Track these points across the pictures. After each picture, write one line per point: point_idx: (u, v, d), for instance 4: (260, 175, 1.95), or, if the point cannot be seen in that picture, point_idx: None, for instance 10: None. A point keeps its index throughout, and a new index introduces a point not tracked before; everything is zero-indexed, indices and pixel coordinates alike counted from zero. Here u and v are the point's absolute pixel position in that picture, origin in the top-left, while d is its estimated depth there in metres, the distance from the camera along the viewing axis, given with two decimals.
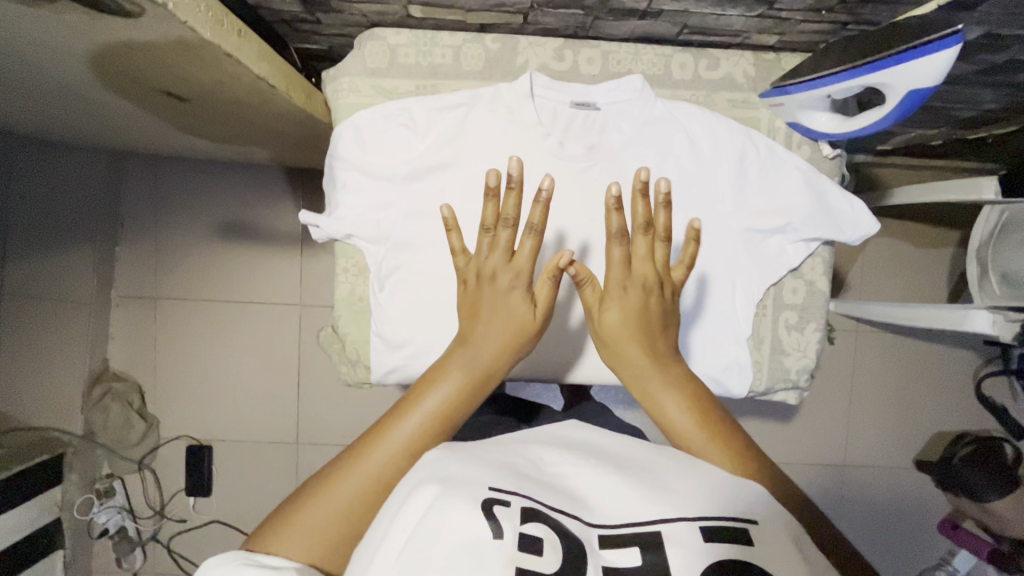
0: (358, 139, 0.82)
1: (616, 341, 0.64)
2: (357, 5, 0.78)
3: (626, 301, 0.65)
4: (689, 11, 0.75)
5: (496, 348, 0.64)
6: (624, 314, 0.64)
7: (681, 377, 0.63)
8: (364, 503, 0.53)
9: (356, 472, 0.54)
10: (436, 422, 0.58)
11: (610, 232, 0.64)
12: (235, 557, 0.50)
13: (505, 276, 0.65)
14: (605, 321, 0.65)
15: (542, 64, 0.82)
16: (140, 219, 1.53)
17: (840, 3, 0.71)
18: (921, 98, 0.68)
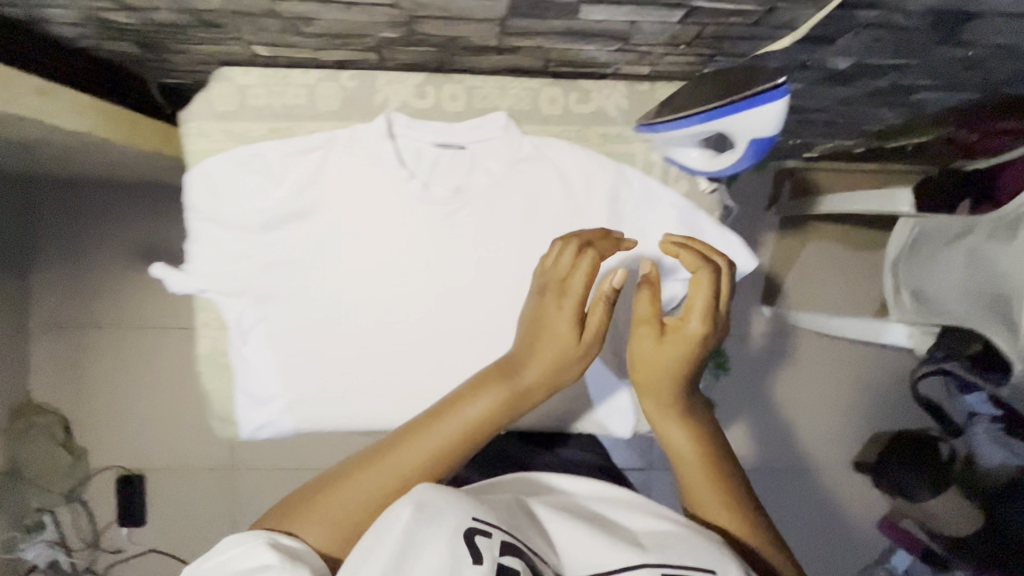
0: (208, 188, 0.77)
1: (652, 382, 0.64)
2: (195, 46, 0.73)
3: (680, 344, 0.63)
4: (545, 47, 0.71)
5: (542, 371, 0.61)
6: (675, 359, 0.63)
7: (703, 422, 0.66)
8: (387, 498, 0.56)
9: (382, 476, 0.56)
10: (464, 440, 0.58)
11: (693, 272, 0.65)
12: (253, 536, 0.51)
13: (562, 298, 0.63)
14: (654, 356, 0.64)
15: (403, 102, 0.78)
16: (54, 247, 1.47)
17: (696, 38, 0.67)
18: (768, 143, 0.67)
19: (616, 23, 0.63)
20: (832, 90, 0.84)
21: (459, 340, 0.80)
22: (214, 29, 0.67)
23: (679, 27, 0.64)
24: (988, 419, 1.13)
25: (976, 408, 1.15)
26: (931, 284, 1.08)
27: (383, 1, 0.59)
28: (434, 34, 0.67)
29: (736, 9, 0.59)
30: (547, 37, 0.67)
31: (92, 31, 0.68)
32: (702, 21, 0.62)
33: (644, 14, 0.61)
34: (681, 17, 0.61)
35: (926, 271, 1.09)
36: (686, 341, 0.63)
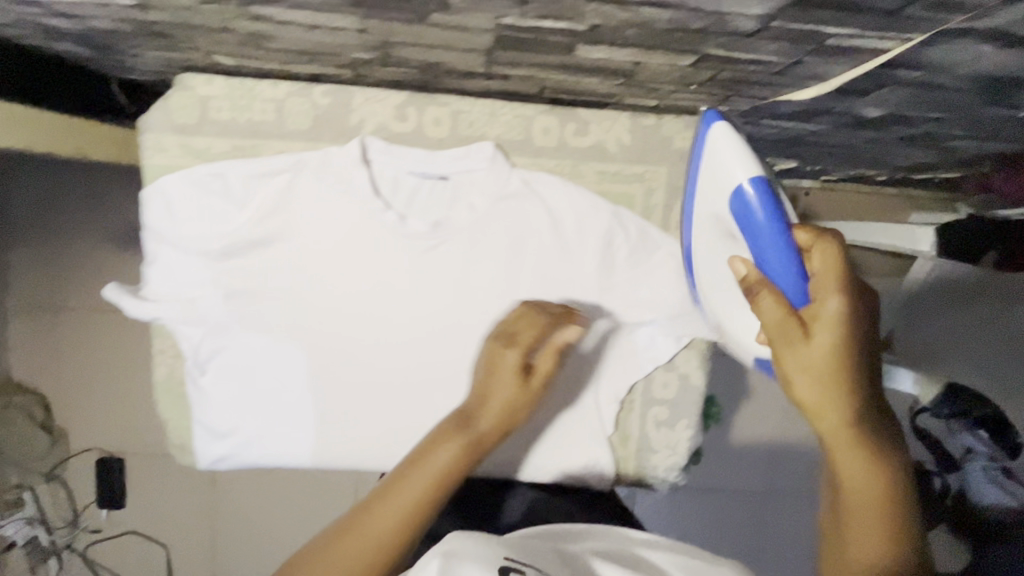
0: (166, 207, 0.71)
1: (809, 404, 0.52)
2: (150, 52, 0.65)
3: (824, 347, 0.50)
4: (539, 76, 0.62)
5: (501, 413, 0.64)
6: (825, 371, 0.50)
7: (869, 437, 0.52)
8: (380, 553, 0.54)
9: (364, 552, 0.53)
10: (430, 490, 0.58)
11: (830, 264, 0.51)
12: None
13: (512, 351, 0.65)
14: (800, 364, 0.50)
15: (380, 124, 0.70)
16: (33, 224, 1.42)
17: (709, 81, 0.59)
18: (781, 217, 0.54)
19: (618, 62, 0.55)
20: (859, 133, 0.75)
21: (430, 386, 0.75)
22: (163, 38, 0.59)
23: (690, 71, 0.56)
24: (987, 458, 0.96)
25: (975, 446, 0.97)
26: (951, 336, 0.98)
27: (349, 27, 0.51)
28: (413, 58, 0.59)
29: (757, 57, 0.50)
30: (541, 69, 0.59)
31: (30, 32, 0.61)
32: (718, 67, 0.54)
33: (648, 57, 0.53)
34: (691, 61, 0.53)
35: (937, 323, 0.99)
36: (838, 331, 0.49)
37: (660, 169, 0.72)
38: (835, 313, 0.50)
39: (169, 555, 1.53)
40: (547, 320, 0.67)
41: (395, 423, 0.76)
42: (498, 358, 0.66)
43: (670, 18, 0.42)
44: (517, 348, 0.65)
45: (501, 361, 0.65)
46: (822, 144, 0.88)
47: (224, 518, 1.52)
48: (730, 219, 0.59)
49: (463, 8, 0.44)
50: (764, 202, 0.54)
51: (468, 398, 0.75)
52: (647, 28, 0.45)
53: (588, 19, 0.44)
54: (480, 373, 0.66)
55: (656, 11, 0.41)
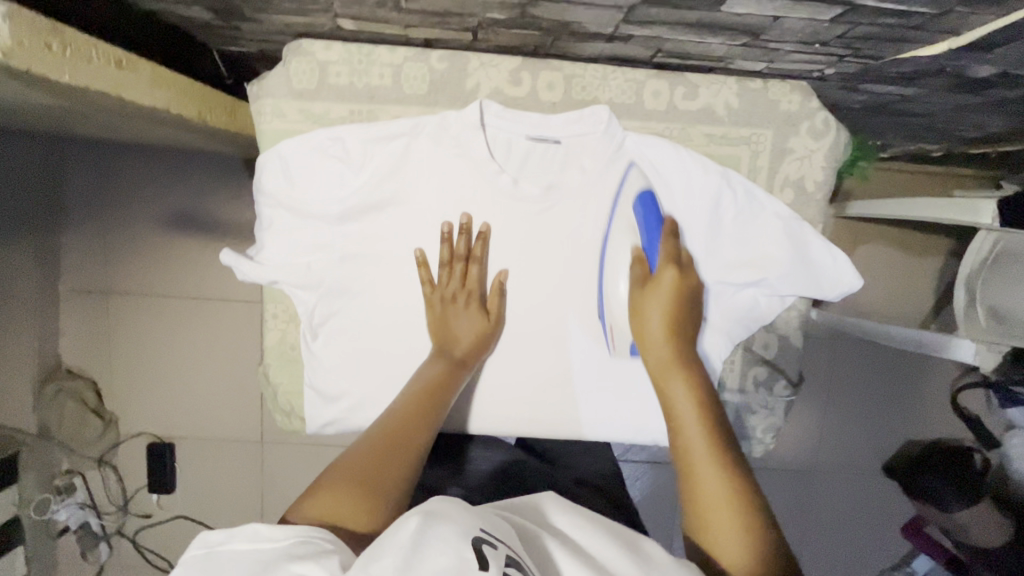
0: (284, 172, 0.72)
1: (647, 340, 0.69)
2: (277, 17, 0.66)
3: (663, 291, 0.69)
4: (664, 37, 0.64)
5: (468, 339, 0.72)
6: (663, 313, 0.69)
7: (704, 389, 0.64)
8: (381, 453, 0.55)
9: (385, 442, 0.56)
10: (423, 402, 0.63)
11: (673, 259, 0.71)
12: (280, 531, 0.44)
13: (461, 296, 0.73)
14: (644, 309, 0.69)
15: (495, 88, 0.72)
16: (87, 209, 1.42)
17: (837, 38, 0.60)
18: (660, 224, 0.72)
19: (758, 18, 0.57)
20: (953, 97, 0.77)
21: (539, 347, 0.77)
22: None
23: (826, 26, 0.57)
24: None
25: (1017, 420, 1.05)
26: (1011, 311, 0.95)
27: None
28: (548, 18, 0.61)
29: (903, 9, 0.52)
30: (673, 28, 0.61)
31: None
32: (858, 20, 0.55)
33: (792, 10, 0.54)
34: (834, 15, 0.55)
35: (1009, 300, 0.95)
36: (667, 295, 0.69)
37: (766, 132, 0.74)
38: (670, 282, 0.69)
39: None
40: (481, 267, 0.74)
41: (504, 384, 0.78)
42: (436, 302, 0.73)
43: None
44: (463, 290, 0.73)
45: (454, 304, 0.73)
46: (901, 112, 0.90)
47: (275, 503, 1.49)
48: (627, 220, 0.72)
49: None
50: (648, 210, 0.72)
51: (577, 358, 0.77)
52: None
53: None
54: (436, 315, 0.73)
55: None
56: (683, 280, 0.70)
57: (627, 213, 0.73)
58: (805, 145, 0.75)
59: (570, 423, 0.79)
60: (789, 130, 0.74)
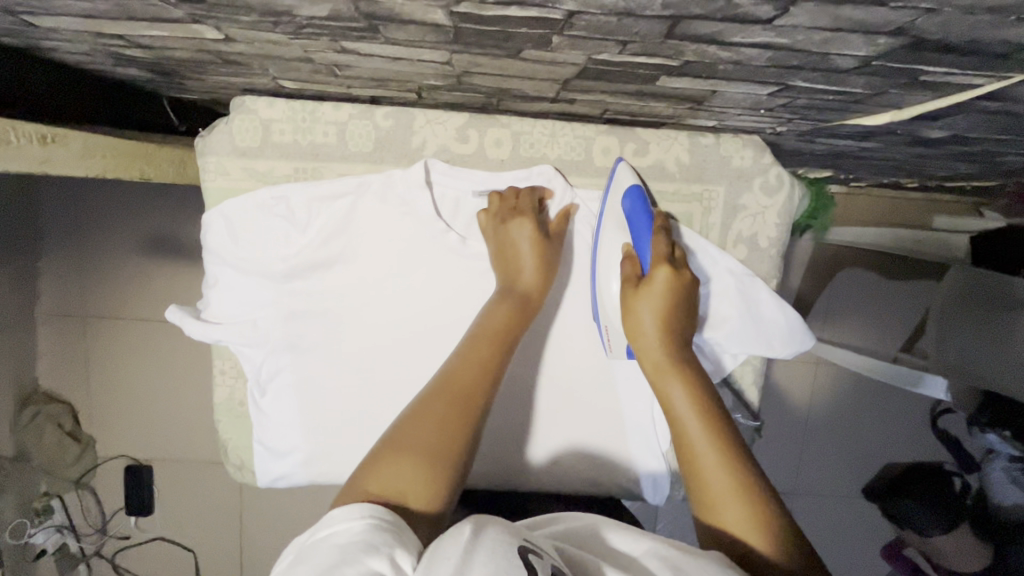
0: (228, 231, 0.72)
1: (641, 342, 0.65)
2: (217, 78, 0.65)
3: (655, 294, 0.65)
4: (607, 101, 0.63)
5: (536, 272, 0.69)
6: (656, 314, 0.65)
7: (701, 385, 0.61)
8: (428, 420, 0.55)
9: (434, 404, 0.57)
10: (489, 348, 0.63)
11: (662, 253, 0.67)
12: (360, 511, 0.45)
13: (513, 223, 0.69)
14: (635, 308, 0.66)
15: (442, 145, 0.71)
16: (63, 229, 1.36)
17: (781, 106, 0.59)
18: (650, 215, 0.69)
19: (695, 91, 0.55)
20: (915, 150, 0.75)
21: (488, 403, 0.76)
22: (236, 66, 0.59)
23: (766, 98, 0.56)
24: (1008, 458, 1.04)
25: (994, 446, 1.05)
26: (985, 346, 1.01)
27: (435, 59, 0.51)
28: (487, 86, 0.60)
29: (838, 90, 0.51)
30: (612, 95, 0.59)
31: (101, 58, 0.61)
32: (795, 95, 0.54)
33: (727, 86, 0.53)
34: (771, 90, 0.53)
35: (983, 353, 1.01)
36: (664, 295, 0.65)
37: (718, 188, 0.73)
38: (664, 279, 0.65)
39: (196, 561, 1.46)
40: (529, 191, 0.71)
41: None
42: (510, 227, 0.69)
43: (773, 56, 0.42)
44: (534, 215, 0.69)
45: (519, 230, 0.69)
46: (869, 158, 0.88)
47: (254, 530, 1.44)
48: (617, 218, 0.70)
49: (561, 45, 0.44)
50: (636, 207, 0.69)
51: (528, 413, 0.76)
52: (739, 64, 0.45)
53: (685, 56, 0.44)
54: (502, 240, 0.70)
55: (757, 51, 0.42)
56: (678, 278, 0.66)
57: (616, 208, 0.70)
58: (757, 201, 0.74)
59: (524, 479, 0.77)
60: (741, 187, 0.73)
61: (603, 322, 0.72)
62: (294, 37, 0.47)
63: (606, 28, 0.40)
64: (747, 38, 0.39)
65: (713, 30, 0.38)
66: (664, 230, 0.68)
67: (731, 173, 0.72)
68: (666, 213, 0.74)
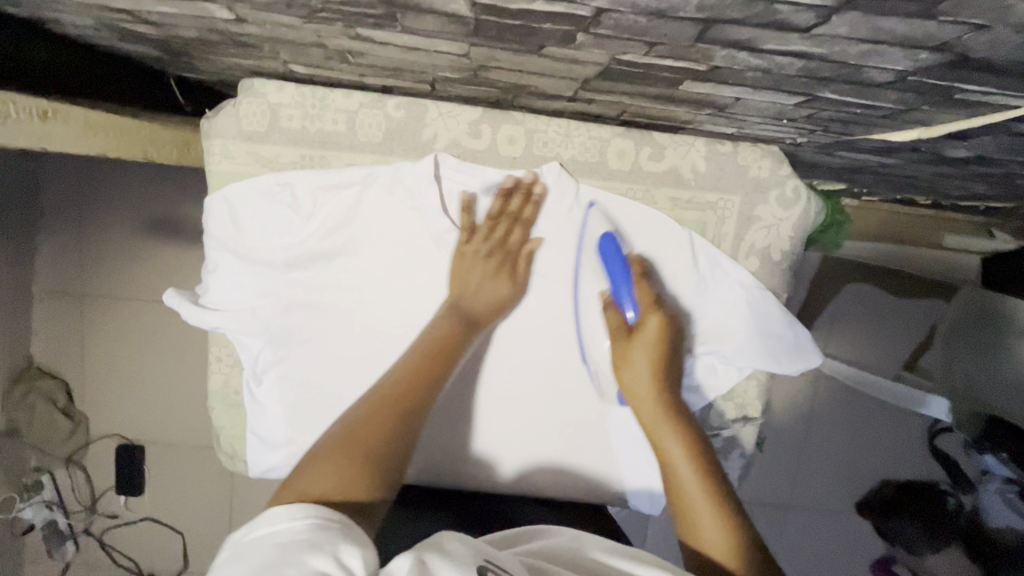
0: (231, 217, 0.70)
1: (631, 393, 0.68)
2: (226, 58, 0.63)
3: (646, 343, 0.68)
4: (625, 102, 0.61)
5: (488, 301, 0.69)
6: (647, 363, 0.68)
7: (688, 425, 0.65)
8: (395, 434, 0.58)
9: (392, 419, 0.59)
10: (424, 360, 0.65)
11: (648, 300, 0.69)
12: (302, 510, 0.47)
13: (477, 246, 0.70)
14: (629, 358, 0.69)
15: (453, 139, 0.69)
16: (61, 207, 1.35)
17: (804, 117, 0.57)
18: (625, 264, 0.70)
19: (719, 97, 0.54)
20: (936, 168, 0.73)
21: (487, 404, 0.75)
22: (246, 48, 0.57)
23: (791, 108, 0.54)
24: (1002, 480, 1.03)
25: (992, 467, 1.03)
26: (993, 373, 1.00)
27: (452, 51, 0.49)
28: (504, 81, 0.58)
29: (866, 104, 0.49)
30: (632, 96, 0.58)
31: (107, 34, 0.59)
32: (820, 107, 0.52)
33: (752, 95, 0.51)
34: (796, 101, 0.52)
35: (994, 375, 0.99)
36: (652, 343, 0.68)
37: (733, 198, 0.72)
38: (654, 329, 0.68)
39: (184, 541, 1.45)
40: (500, 202, 0.70)
41: (447, 438, 0.75)
42: (468, 252, 0.70)
43: (805, 65, 0.41)
44: (498, 248, 0.70)
45: (471, 257, 0.70)
46: (886, 174, 0.86)
47: (243, 514, 1.43)
48: (592, 260, 0.72)
49: (585, 44, 0.42)
50: (611, 254, 0.70)
51: (527, 417, 0.75)
52: (768, 72, 0.43)
53: (713, 62, 0.43)
54: (460, 265, 0.70)
55: (790, 60, 0.40)
56: (665, 325, 0.69)
57: (593, 246, 0.72)
58: (773, 212, 0.72)
59: (517, 482, 0.75)
60: (758, 198, 0.71)
61: (591, 366, 0.74)
62: (309, 20, 0.46)
63: (634, 28, 0.38)
64: (781, 46, 0.37)
65: (746, 36, 0.36)
66: (640, 276, 0.70)
67: (747, 182, 0.71)
68: (679, 220, 0.72)
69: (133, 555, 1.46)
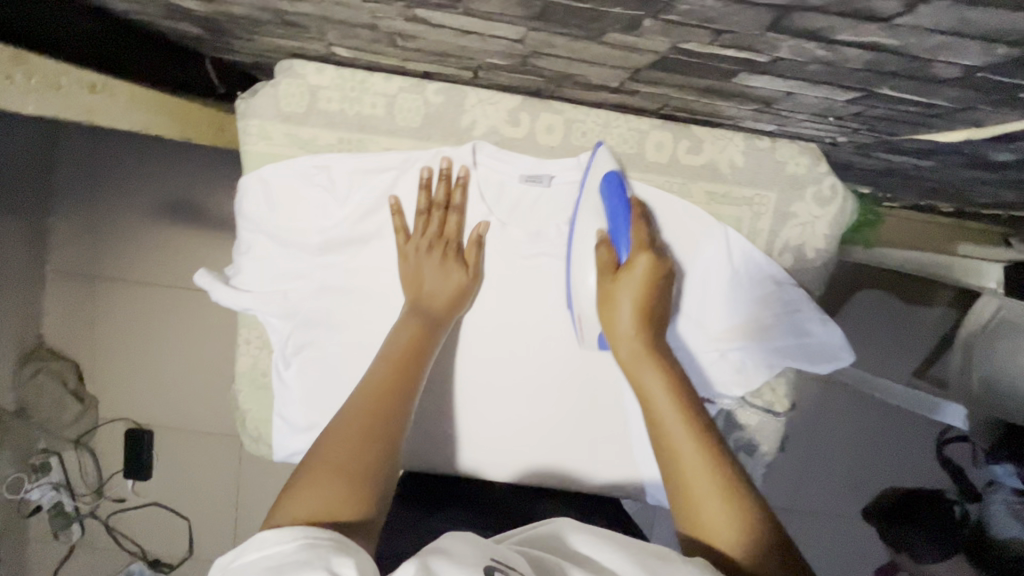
0: (267, 198, 0.70)
1: (617, 334, 0.63)
2: (268, 38, 0.63)
3: (636, 282, 0.63)
4: (670, 94, 0.61)
5: (443, 296, 0.68)
6: (635, 305, 0.63)
7: (675, 374, 0.60)
8: (359, 434, 0.53)
9: (354, 421, 0.54)
10: (400, 360, 0.61)
11: (643, 241, 0.65)
12: (291, 532, 0.44)
13: (425, 245, 0.69)
14: (619, 301, 0.63)
15: (492, 127, 0.69)
16: (78, 188, 1.35)
17: (852, 114, 0.57)
18: (625, 203, 0.67)
19: (770, 91, 0.53)
20: (973, 172, 0.73)
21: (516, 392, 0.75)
22: (293, 27, 0.57)
23: (842, 104, 0.54)
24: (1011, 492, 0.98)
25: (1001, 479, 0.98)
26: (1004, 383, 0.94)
27: (506, 35, 0.49)
28: (551, 69, 0.57)
29: (922, 101, 0.49)
30: (679, 88, 0.58)
31: (152, 10, 0.59)
32: (873, 104, 0.52)
33: (806, 89, 0.51)
34: (849, 97, 0.51)
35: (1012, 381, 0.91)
36: (642, 284, 0.63)
37: (770, 195, 0.71)
38: (644, 268, 0.63)
39: (190, 527, 1.43)
40: (428, 198, 0.69)
41: (476, 426, 0.76)
42: (408, 253, 0.69)
43: (871, 58, 0.40)
44: (437, 241, 0.69)
45: (423, 256, 0.69)
46: (918, 178, 0.86)
47: (250, 501, 1.42)
48: (593, 207, 0.68)
49: (650, 30, 0.42)
50: (613, 193, 0.66)
51: (554, 405, 0.76)
52: (831, 65, 0.43)
53: (777, 52, 0.42)
54: (406, 268, 0.69)
55: (859, 52, 0.40)
56: (657, 267, 0.64)
57: (593, 197, 0.68)
58: (809, 211, 0.72)
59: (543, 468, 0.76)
60: (795, 195, 0.71)
61: (576, 311, 0.70)
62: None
63: (707, 15, 0.38)
64: (855, 36, 0.37)
65: (821, 25, 0.36)
66: (639, 217, 0.66)
67: (784, 179, 0.71)
68: (715, 215, 0.72)
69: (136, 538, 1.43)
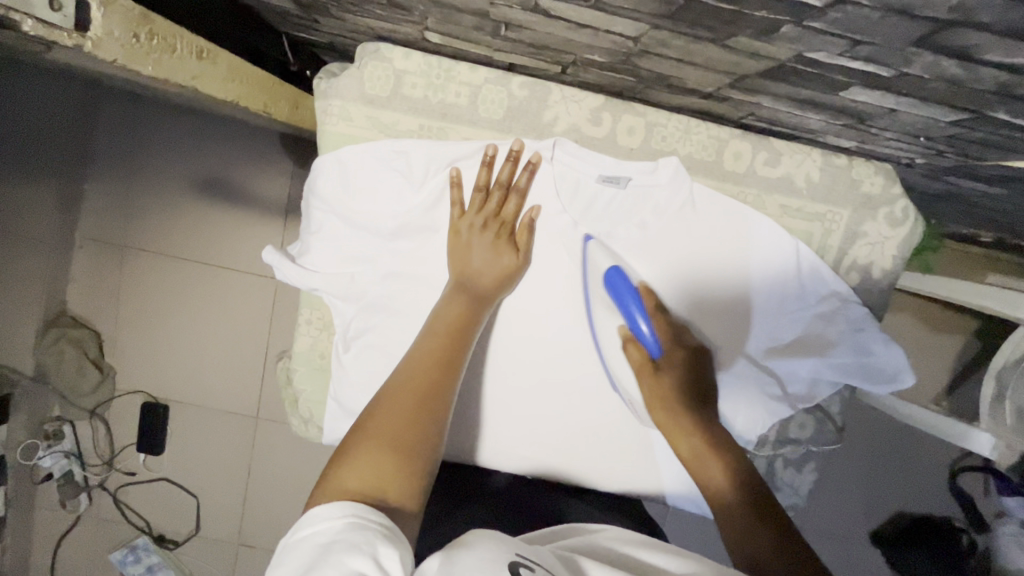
0: (343, 179, 0.70)
1: (663, 420, 0.66)
2: (360, 18, 0.63)
3: (672, 370, 0.67)
4: (761, 104, 0.61)
5: (491, 275, 0.67)
6: (677, 384, 0.66)
7: (719, 442, 0.63)
8: (404, 404, 0.51)
9: (403, 394, 0.53)
10: (449, 332, 0.60)
11: (667, 333, 0.68)
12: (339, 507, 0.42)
13: (479, 221, 0.68)
14: (659, 390, 0.66)
15: (573, 124, 0.69)
16: (114, 156, 1.33)
17: (945, 136, 0.57)
18: (634, 289, 0.67)
19: (872, 106, 0.53)
20: None
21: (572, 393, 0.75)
22: (395, 9, 0.57)
23: (941, 126, 0.54)
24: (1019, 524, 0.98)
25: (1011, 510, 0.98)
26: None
27: (621, 31, 0.49)
28: (649, 68, 0.57)
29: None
30: (775, 99, 0.58)
31: None
32: (975, 127, 0.52)
33: (912, 107, 0.51)
34: (953, 118, 0.51)
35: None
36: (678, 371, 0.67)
37: (843, 212, 0.71)
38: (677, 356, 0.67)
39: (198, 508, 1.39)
40: (486, 175, 0.68)
41: (526, 421, 0.76)
42: (462, 228, 0.68)
43: (1005, 79, 0.40)
44: (492, 220, 0.69)
45: (471, 229, 0.68)
46: (978, 207, 0.86)
47: (262, 484, 1.39)
48: (604, 299, 0.70)
49: (784, 36, 0.42)
50: (616, 287, 0.68)
51: (606, 408, 0.75)
52: (956, 84, 0.43)
53: (906, 68, 0.42)
54: (456, 242, 0.68)
55: (994, 73, 0.40)
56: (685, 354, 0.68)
57: (600, 292, 0.70)
58: (880, 230, 0.72)
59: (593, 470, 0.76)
60: (867, 215, 0.71)
61: (627, 396, 0.71)
62: None
63: (854, 24, 0.38)
64: (1003, 57, 0.37)
65: (969, 42, 0.36)
66: (656, 310, 0.69)
67: (858, 198, 0.71)
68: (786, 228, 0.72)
69: (144, 514, 1.40)
